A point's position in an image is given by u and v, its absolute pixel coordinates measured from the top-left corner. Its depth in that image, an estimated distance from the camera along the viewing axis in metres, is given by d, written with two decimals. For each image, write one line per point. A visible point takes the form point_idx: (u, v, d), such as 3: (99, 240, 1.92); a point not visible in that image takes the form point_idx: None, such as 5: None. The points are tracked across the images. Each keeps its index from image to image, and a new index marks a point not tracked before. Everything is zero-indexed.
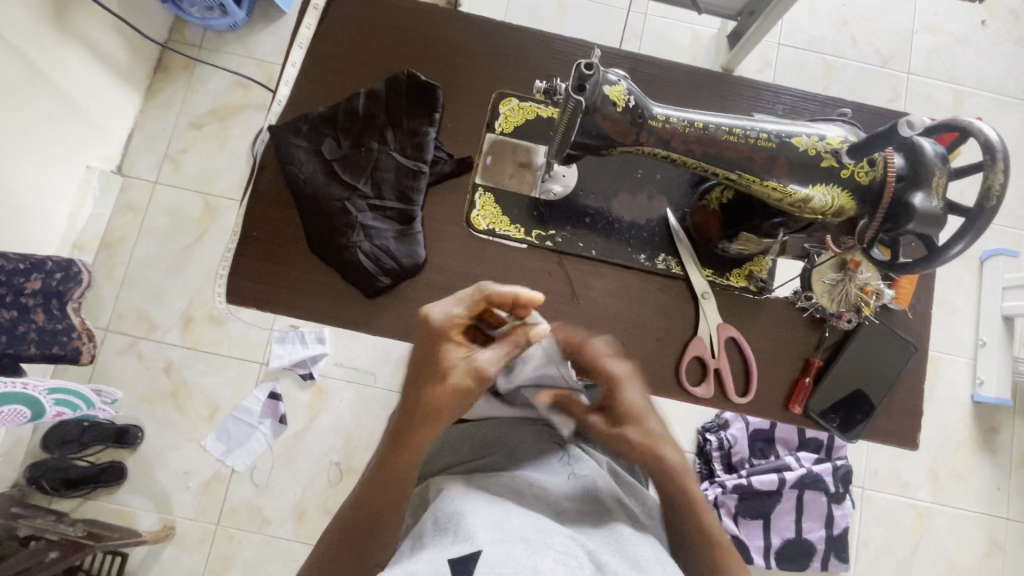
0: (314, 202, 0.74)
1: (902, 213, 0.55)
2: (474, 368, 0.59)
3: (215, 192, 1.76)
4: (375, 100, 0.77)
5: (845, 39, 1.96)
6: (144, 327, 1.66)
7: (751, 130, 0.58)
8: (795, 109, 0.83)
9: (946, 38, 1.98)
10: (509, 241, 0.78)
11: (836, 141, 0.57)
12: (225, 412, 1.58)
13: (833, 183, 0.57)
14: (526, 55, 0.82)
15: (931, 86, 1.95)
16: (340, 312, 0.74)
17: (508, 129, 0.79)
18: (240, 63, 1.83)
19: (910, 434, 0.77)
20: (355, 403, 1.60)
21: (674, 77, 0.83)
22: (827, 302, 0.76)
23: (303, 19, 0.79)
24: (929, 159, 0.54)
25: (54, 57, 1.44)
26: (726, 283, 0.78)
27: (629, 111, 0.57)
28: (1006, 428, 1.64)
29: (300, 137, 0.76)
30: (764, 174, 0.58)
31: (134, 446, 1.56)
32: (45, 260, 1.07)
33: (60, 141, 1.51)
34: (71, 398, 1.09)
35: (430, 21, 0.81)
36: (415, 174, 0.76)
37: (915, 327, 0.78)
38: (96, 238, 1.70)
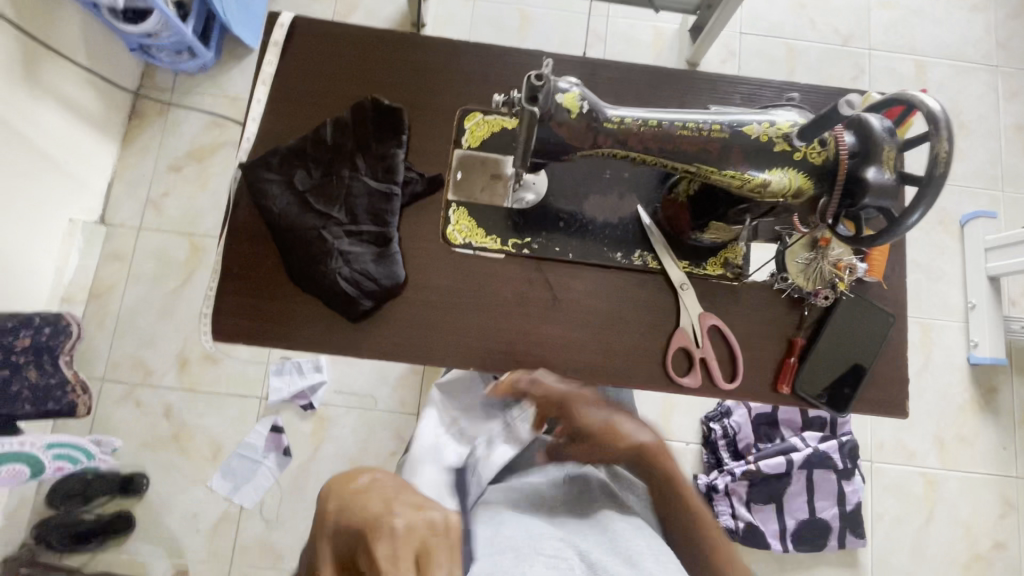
0: (290, 233, 0.75)
1: (858, 188, 0.57)
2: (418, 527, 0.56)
3: (200, 233, 1.78)
4: (342, 128, 0.79)
5: (804, 22, 2.00)
6: (139, 374, 1.68)
7: (704, 122, 0.59)
8: (752, 97, 0.85)
9: (902, 12, 2.02)
10: (487, 252, 0.79)
11: (786, 126, 0.58)
12: (229, 451, 1.64)
13: (788, 166, 0.59)
14: (485, 69, 0.84)
15: (893, 60, 1.99)
16: (327, 339, 0.75)
17: (475, 144, 0.81)
18: (214, 103, 1.85)
19: (898, 403, 0.78)
20: (357, 428, 1.67)
21: (632, 77, 0.85)
22: (802, 282, 0.77)
23: (264, 56, 0.81)
24: (877, 134, 0.55)
25: (27, 115, 1.46)
26: (703, 272, 0.80)
27: (585, 116, 0.57)
28: (1005, 387, 1.65)
29: (272, 171, 0.77)
30: (722, 164, 0.59)
31: (140, 494, 1.60)
32: (34, 317, 1.07)
33: (41, 197, 1.53)
34: (71, 452, 1.08)
35: (389, 46, 0.83)
36: (388, 197, 0.77)
37: (892, 297, 0.80)
38: (85, 289, 1.70)
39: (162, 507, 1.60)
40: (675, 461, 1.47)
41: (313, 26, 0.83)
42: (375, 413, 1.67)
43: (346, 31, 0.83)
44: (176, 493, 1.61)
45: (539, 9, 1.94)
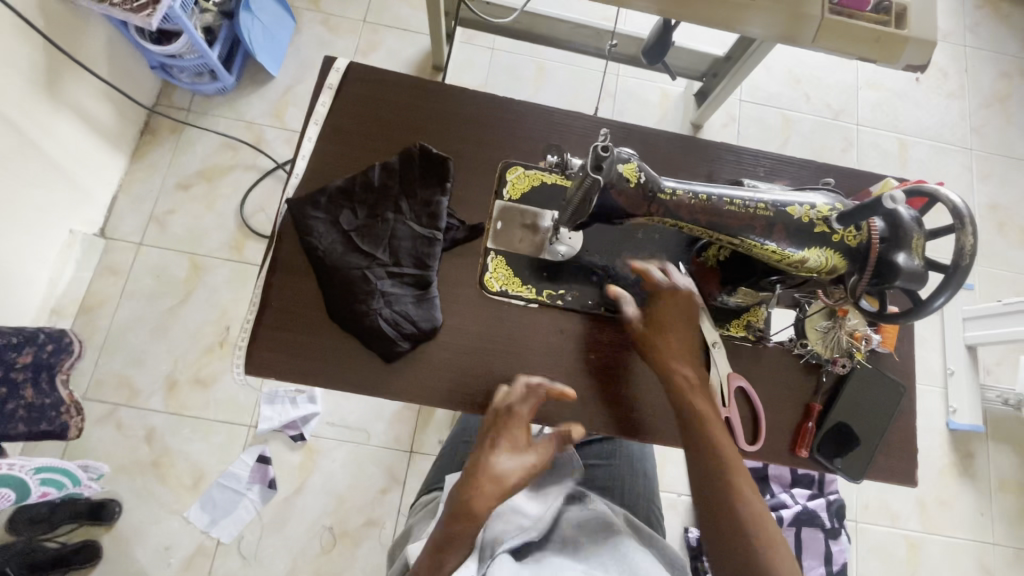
0: (334, 271, 0.76)
1: (888, 271, 0.60)
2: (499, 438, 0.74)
3: (202, 252, 1.76)
4: (389, 172, 0.81)
5: (799, 95, 2.15)
6: (124, 394, 1.62)
7: (750, 200, 0.62)
8: (774, 171, 0.90)
9: (887, 93, 2.19)
10: (523, 301, 0.81)
11: (826, 209, 0.63)
12: (211, 480, 1.58)
13: (825, 246, 0.62)
14: (528, 126, 0.88)
15: (879, 136, 2.14)
16: (360, 378, 0.75)
17: (516, 196, 0.84)
18: (229, 125, 1.87)
19: (907, 472, 0.81)
20: (348, 463, 1.63)
21: (664, 144, 0.90)
22: (821, 349, 0.81)
23: (318, 98, 0.84)
24: (907, 224, 0.60)
25: (43, 125, 1.45)
26: (727, 333, 0.83)
27: (641, 186, 0.61)
28: (980, 454, 1.72)
29: (318, 209, 0.78)
30: (764, 239, 0.63)
31: (110, 522, 1.51)
32: (37, 332, 1.04)
33: (45, 207, 1.50)
34: (57, 476, 1.04)
35: (437, 98, 0.87)
36: (431, 242, 0.79)
37: (902, 369, 0.84)
38: (76, 302, 1.66)
39: (133, 537, 1.52)
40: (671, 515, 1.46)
41: (367, 72, 0.86)
42: (368, 448, 1.64)
43: (398, 79, 0.87)
44: (149, 523, 1.53)
45: (554, 62, 2.05)
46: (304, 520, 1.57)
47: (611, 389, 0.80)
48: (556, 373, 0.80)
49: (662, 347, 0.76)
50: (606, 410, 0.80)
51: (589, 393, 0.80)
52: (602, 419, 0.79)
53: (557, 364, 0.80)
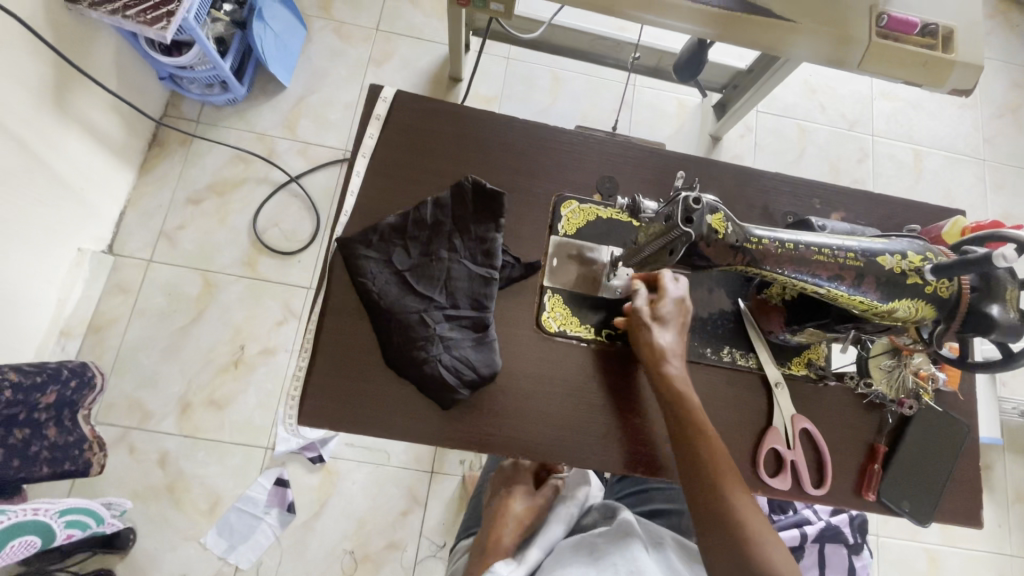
0: (389, 315, 0.72)
1: (982, 323, 0.59)
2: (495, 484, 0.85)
3: (214, 269, 1.71)
4: (442, 208, 0.78)
5: (815, 106, 2.14)
6: (136, 417, 1.57)
7: (839, 249, 0.60)
8: (830, 202, 0.88)
9: (901, 103, 2.18)
10: (581, 342, 0.78)
11: (918, 259, 0.60)
12: (228, 504, 1.53)
13: (918, 298, 0.60)
14: (579, 157, 0.85)
15: (894, 147, 2.14)
16: (417, 426, 0.72)
17: (571, 231, 0.81)
18: (240, 137, 1.82)
19: (972, 513, 0.79)
20: (368, 484, 1.59)
21: (717, 175, 0.88)
22: (886, 389, 0.79)
23: (365, 130, 0.81)
24: (1001, 275, 0.58)
25: (50, 140, 1.39)
26: (788, 372, 0.81)
27: (729, 236, 0.58)
28: (998, 466, 1.72)
29: (370, 249, 0.75)
30: (854, 289, 0.60)
31: (125, 550, 1.46)
32: (59, 368, 0.97)
33: (52, 225, 1.45)
34: (81, 518, 0.98)
35: (485, 129, 0.84)
36: (487, 281, 0.76)
37: (964, 406, 0.82)
38: (84, 322, 1.60)
39: (148, 565, 1.47)
40: None
41: (414, 102, 0.83)
42: (388, 469, 1.61)
43: (445, 108, 0.84)
44: (165, 550, 1.49)
45: (571, 72, 2.02)
46: (324, 544, 1.54)
47: (632, 428, 0.77)
48: (573, 411, 0.76)
49: (660, 360, 0.71)
50: (619, 448, 0.76)
51: (607, 429, 0.76)
52: (615, 457, 0.76)
53: (580, 405, 0.77)
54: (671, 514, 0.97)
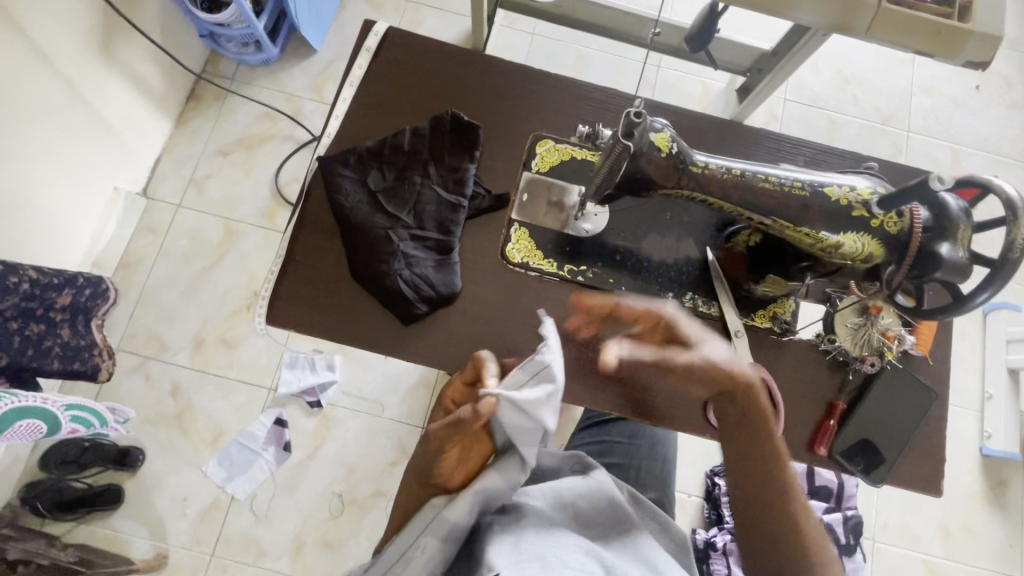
0: (358, 230, 0.77)
1: (930, 262, 0.57)
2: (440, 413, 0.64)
3: (235, 218, 1.73)
4: (420, 137, 0.82)
5: (847, 97, 2.00)
6: (154, 347, 1.61)
7: (785, 179, 0.62)
8: (814, 161, 0.87)
9: (942, 100, 2.01)
10: (543, 275, 0.80)
11: (866, 193, 0.61)
12: (229, 437, 1.55)
13: (864, 232, 0.60)
14: (562, 100, 0.87)
15: (930, 144, 1.97)
16: (374, 338, 0.76)
17: (544, 169, 0.83)
18: (271, 96, 1.84)
19: (933, 480, 0.77)
20: (361, 433, 1.59)
21: (701, 126, 0.87)
22: (850, 345, 0.78)
23: (355, 60, 0.85)
24: (953, 214, 0.57)
25: (94, 82, 1.45)
26: (750, 323, 0.80)
27: (673, 157, 0.61)
28: (1015, 482, 1.61)
29: (347, 169, 0.79)
30: (798, 220, 0.62)
31: (133, 470, 1.50)
32: (76, 276, 1.08)
33: (92, 162, 1.51)
34: (86, 415, 1.09)
35: (472, 67, 0.87)
36: (455, 208, 0.79)
37: (934, 373, 0.80)
38: (114, 257, 1.65)
39: (152, 487, 1.50)
40: (686, 518, 1.43)
41: (404, 39, 0.87)
42: (382, 421, 1.59)
43: (433, 46, 0.87)
44: (169, 474, 1.52)
45: (594, 50, 2.01)
46: (314, 486, 1.53)
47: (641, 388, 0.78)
48: (583, 366, 0.79)
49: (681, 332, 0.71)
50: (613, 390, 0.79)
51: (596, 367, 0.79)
52: (615, 400, 0.78)
53: (592, 353, 0.79)
54: (628, 469, 0.93)
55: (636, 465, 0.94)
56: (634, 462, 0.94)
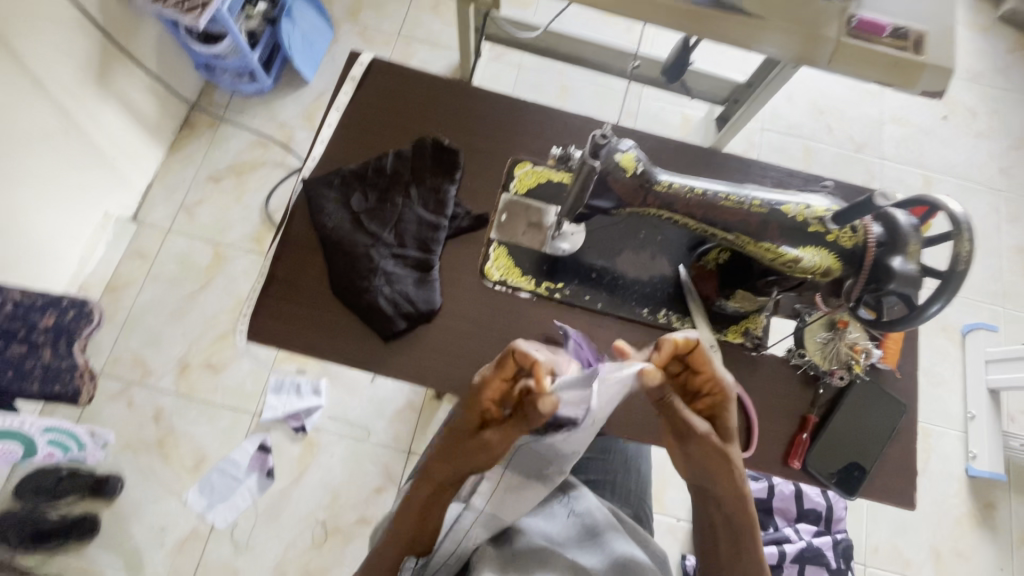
0: (340, 248, 0.79)
1: (883, 274, 0.62)
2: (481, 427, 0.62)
3: (225, 242, 1.74)
4: (402, 160, 0.85)
5: (822, 126, 2.04)
6: (138, 372, 1.59)
7: (746, 196, 0.66)
8: (781, 183, 0.90)
9: (913, 129, 2.05)
10: (520, 292, 0.82)
11: (821, 210, 0.65)
12: (211, 464, 1.52)
13: (820, 246, 0.65)
14: (540, 126, 0.91)
15: (902, 171, 1.99)
16: (355, 353, 0.77)
17: (522, 190, 0.86)
18: (263, 125, 1.88)
19: (906, 492, 0.78)
20: (346, 458, 1.55)
21: (673, 150, 0.91)
22: (819, 360, 0.80)
23: (341, 88, 0.89)
24: (903, 230, 0.61)
25: (90, 110, 1.48)
26: (723, 338, 0.82)
27: (638, 176, 0.65)
28: (1003, 504, 1.60)
29: (331, 190, 0.82)
30: (759, 236, 0.66)
31: (111, 498, 1.46)
32: (61, 298, 1.08)
33: (83, 188, 1.52)
34: (64, 439, 1.09)
35: (454, 94, 0.91)
36: (435, 228, 0.82)
37: (902, 387, 0.82)
38: (102, 281, 1.65)
39: (131, 515, 1.47)
40: (676, 542, 1.41)
41: (388, 68, 0.91)
42: (366, 446, 1.56)
43: (419, 75, 0.91)
44: (148, 502, 1.48)
45: (579, 81, 2.08)
46: (297, 513, 1.50)
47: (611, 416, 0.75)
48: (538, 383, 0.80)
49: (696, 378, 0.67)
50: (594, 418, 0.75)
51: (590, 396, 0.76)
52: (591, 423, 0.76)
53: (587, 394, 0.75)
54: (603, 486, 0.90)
55: (610, 482, 0.91)
56: (607, 479, 0.92)
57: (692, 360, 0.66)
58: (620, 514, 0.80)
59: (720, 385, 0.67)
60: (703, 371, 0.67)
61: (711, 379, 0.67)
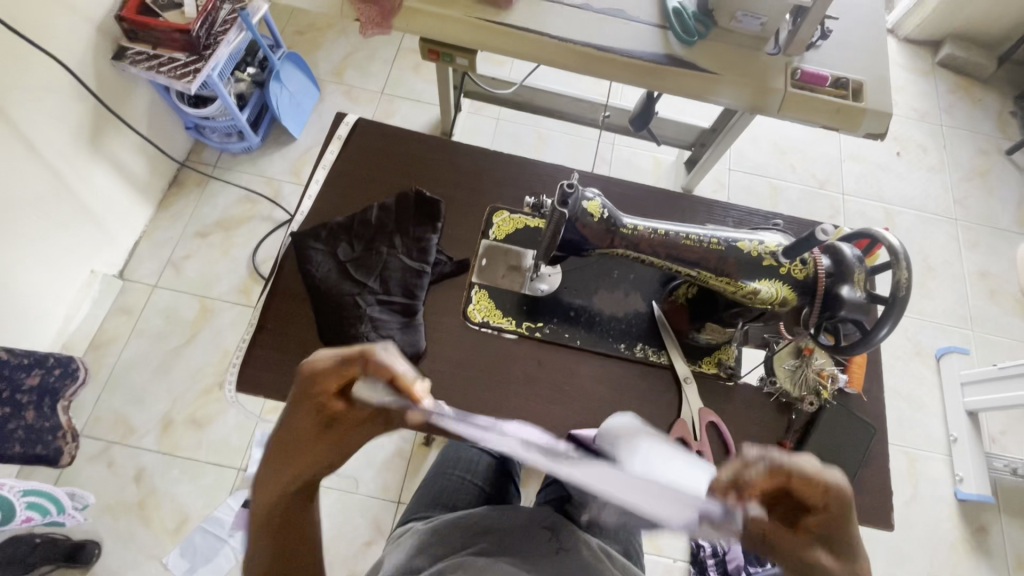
0: (328, 296, 0.83)
1: (835, 302, 0.68)
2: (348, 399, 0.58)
3: (212, 295, 1.76)
4: (386, 211, 0.90)
5: (785, 165, 2.16)
6: (119, 432, 1.56)
7: (705, 236, 0.72)
8: (742, 221, 0.97)
9: (870, 165, 2.18)
10: (502, 332, 0.85)
11: (773, 246, 0.70)
12: (194, 524, 1.48)
13: (775, 278, 0.70)
14: (514, 176, 0.97)
15: (864, 205, 2.11)
16: None
17: (501, 236, 0.91)
18: (251, 180, 1.94)
19: (885, 514, 0.80)
20: (334, 511, 1.52)
21: (640, 194, 0.98)
22: (790, 387, 0.83)
23: (327, 147, 0.95)
24: (849, 261, 0.67)
25: (81, 173, 1.53)
26: (698, 369, 0.86)
27: (604, 220, 0.71)
28: (993, 527, 1.61)
29: (319, 242, 0.86)
30: (719, 271, 0.71)
31: (88, 565, 1.41)
32: (46, 356, 1.09)
33: (71, 247, 1.55)
34: (42, 500, 1.07)
35: (433, 150, 0.97)
36: (419, 274, 0.86)
37: (872, 410, 0.86)
38: (86, 339, 1.65)
39: None
40: None
41: (372, 128, 0.97)
42: (356, 497, 1.53)
43: (400, 134, 0.98)
44: (126, 568, 1.43)
45: (554, 131, 2.20)
46: None
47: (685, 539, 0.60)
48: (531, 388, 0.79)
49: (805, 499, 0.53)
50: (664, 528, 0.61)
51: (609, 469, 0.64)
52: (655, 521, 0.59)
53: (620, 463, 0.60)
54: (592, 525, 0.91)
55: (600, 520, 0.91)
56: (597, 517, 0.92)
57: (794, 484, 0.52)
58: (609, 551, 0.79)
59: (836, 502, 0.51)
60: (808, 490, 0.52)
61: (824, 494, 0.52)
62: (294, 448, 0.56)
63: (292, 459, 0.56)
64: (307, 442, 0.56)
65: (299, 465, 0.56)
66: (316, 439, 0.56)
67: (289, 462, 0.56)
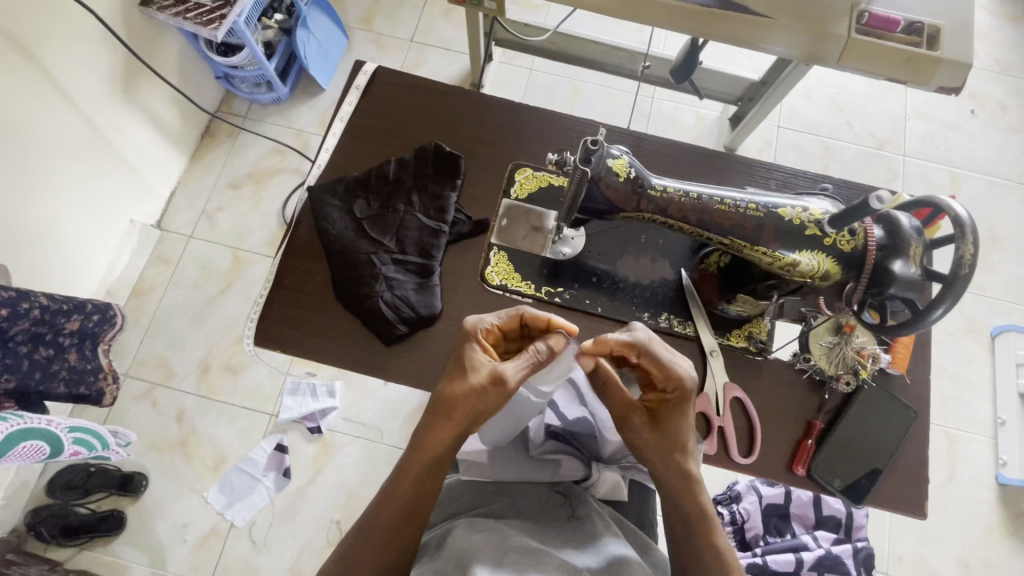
0: (343, 255, 0.81)
1: (884, 277, 0.62)
2: (495, 370, 0.63)
3: (244, 247, 1.79)
4: (404, 166, 0.86)
5: (841, 123, 1.98)
6: (161, 374, 1.64)
7: (741, 202, 0.66)
8: (786, 184, 0.89)
9: (938, 124, 1.97)
10: (520, 296, 0.82)
11: (819, 213, 0.65)
12: (231, 464, 1.56)
13: (818, 250, 0.64)
14: (540, 130, 0.91)
15: (927, 167, 1.92)
16: (358, 357, 0.78)
17: (523, 196, 0.87)
18: (280, 132, 1.92)
19: (919, 501, 0.76)
20: (360, 459, 1.58)
21: (675, 152, 0.90)
22: (826, 365, 0.78)
23: (346, 97, 0.91)
24: (905, 232, 0.61)
25: (116, 123, 1.55)
26: (726, 342, 0.81)
27: (630, 181, 0.66)
28: None
29: (335, 198, 0.84)
30: (754, 240, 0.66)
31: (137, 495, 1.52)
32: (85, 302, 1.14)
33: (110, 197, 1.59)
34: (87, 436, 1.13)
35: (455, 101, 0.92)
36: (436, 234, 0.83)
37: (915, 394, 0.80)
38: (128, 286, 1.71)
39: (155, 512, 1.52)
40: None
41: (392, 76, 0.93)
42: (380, 447, 1.59)
43: (421, 84, 0.93)
44: (171, 499, 1.53)
45: (590, 83, 2.07)
46: (312, 512, 1.52)
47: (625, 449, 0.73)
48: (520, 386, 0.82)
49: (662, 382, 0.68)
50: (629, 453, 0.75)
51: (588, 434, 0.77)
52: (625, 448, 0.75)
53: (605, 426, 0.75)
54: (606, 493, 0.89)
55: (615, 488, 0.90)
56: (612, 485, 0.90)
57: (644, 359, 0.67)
58: (623, 520, 0.78)
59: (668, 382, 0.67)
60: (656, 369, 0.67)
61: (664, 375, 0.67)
62: (447, 411, 0.63)
63: (448, 415, 0.63)
64: (446, 410, 0.63)
65: (440, 432, 0.63)
66: (466, 400, 0.63)
67: (445, 416, 0.63)
